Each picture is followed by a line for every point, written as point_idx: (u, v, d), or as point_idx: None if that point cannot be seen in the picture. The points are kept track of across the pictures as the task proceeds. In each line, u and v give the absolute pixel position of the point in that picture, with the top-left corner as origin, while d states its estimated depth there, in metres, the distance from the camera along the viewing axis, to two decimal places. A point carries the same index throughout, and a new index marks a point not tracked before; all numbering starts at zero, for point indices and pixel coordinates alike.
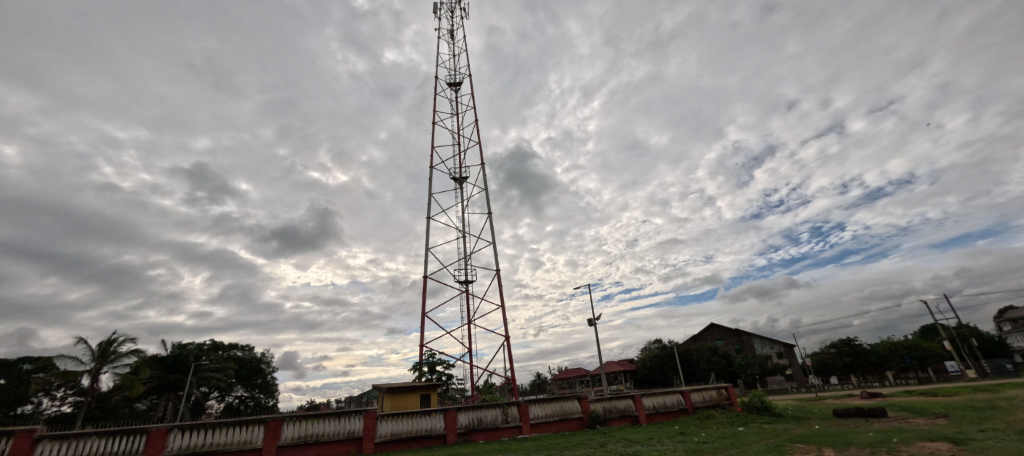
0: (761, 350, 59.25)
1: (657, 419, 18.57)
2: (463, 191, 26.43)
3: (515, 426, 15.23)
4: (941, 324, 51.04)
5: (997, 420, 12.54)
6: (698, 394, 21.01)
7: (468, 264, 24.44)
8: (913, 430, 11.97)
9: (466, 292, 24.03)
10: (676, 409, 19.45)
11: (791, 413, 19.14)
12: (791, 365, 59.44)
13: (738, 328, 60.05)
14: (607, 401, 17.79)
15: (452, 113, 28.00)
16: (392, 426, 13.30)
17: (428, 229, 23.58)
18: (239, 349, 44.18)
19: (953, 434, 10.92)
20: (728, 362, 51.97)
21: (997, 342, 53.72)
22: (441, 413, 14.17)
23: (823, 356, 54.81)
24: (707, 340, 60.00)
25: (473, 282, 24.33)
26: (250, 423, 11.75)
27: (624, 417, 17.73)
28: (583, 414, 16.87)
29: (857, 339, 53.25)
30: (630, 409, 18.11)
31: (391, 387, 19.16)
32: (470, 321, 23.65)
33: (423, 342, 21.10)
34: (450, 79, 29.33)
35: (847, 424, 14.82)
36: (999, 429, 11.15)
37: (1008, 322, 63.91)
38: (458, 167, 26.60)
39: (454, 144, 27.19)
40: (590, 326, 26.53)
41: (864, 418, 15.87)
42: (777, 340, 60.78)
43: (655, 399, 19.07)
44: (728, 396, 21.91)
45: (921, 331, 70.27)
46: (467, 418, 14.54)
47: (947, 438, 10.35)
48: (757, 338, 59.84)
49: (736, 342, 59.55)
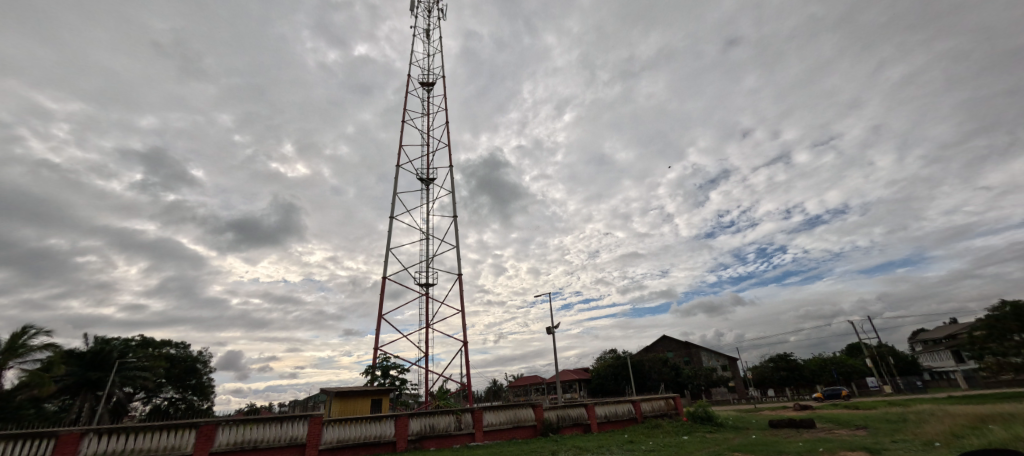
0: (708, 363, 62.29)
1: (607, 428, 19.01)
2: (429, 193, 26.06)
3: (467, 434, 15.06)
4: (865, 343, 55.92)
5: (907, 431, 13.87)
6: (648, 403, 21.73)
7: (428, 267, 23.92)
8: (839, 440, 12.93)
9: (424, 294, 23.47)
10: (626, 418, 20.00)
11: (732, 424, 20.19)
12: (733, 377, 62.84)
13: (687, 341, 62.77)
14: (561, 409, 18.03)
15: (423, 113, 28.72)
16: (339, 432, 12.78)
17: (391, 229, 22.65)
18: (173, 347, 41.03)
19: (870, 444, 11.90)
20: (677, 373, 54.16)
21: (910, 360, 59.37)
22: (392, 419, 13.80)
23: (762, 369, 58.10)
24: (658, 351, 62.35)
25: (433, 285, 23.81)
26: (179, 427, 10.96)
27: (576, 425, 18.02)
28: (536, 421, 16.99)
29: (792, 355, 56.92)
30: (583, 418, 18.45)
31: (340, 391, 18.39)
32: (429, 324, 23.20)
33: (377, 345, 20.45)
34: (424, 78, 29.18)
35: (781, 434, 15.92)
36: (909, 440, 12.42)
37: (919, 343, 70.55)
38: (426, 168, 26.23)
39: (423, 145, 28.02)
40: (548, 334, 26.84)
41: (795, 428, 17.02)
42: (723, 354, 64.07)
43: (607, 409, 19.52)
44: (675, 406, 22.74)
45: (849, 348, 76.31)
46: (419, 425, 14.23)
47: (865, 448, 11.29)
48: (704, 351, 62.86)
49: (685, 354, 62.16)
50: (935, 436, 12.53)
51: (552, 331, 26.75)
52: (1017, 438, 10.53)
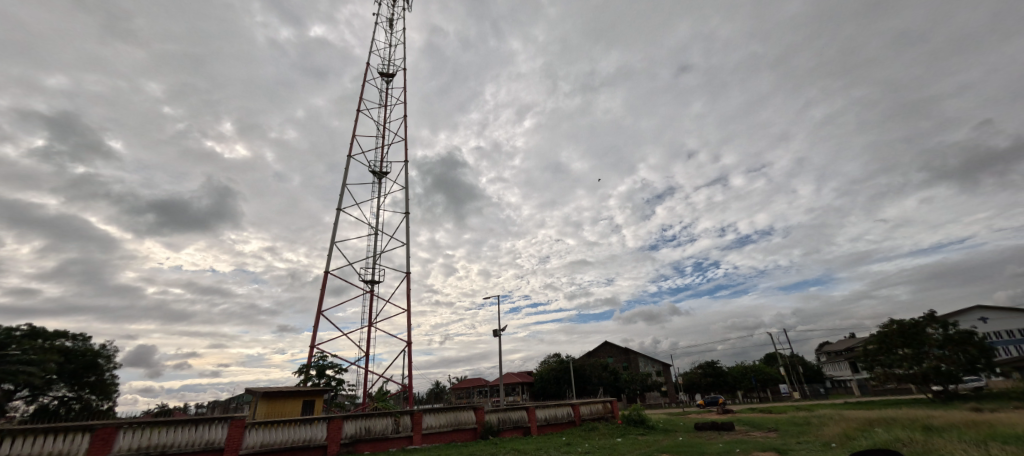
0: (644, 368, 65.40)
1: (546, 430, 19.33)
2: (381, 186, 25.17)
3: (404, 437, 14.67)
4: (780, 353, 61.52)
5: (810, 434, 15.42)
6: (587, 406, 22.39)
7: (376, 263, 22.86)
8: (753, 442, 14.11)
9: (369, 292, 22.56)
10: (565, 421, 20.46)
11: (661, 426, 21.36)
12: (666, 382, 66.46)
13: (626, 347, 65.53)
14: (502, 412, 18.08)
15: (381, 105, 27.46)
16: (263, 436, 11.94)
17: (337, 221, 21.13)
18: (69, 339, 36.35)
19: (779, 446, 13.08)
20: (615, 378, 56.35)
21: (816, 369, 66.11)
22: (325, 422, 13.13)
23: (692, 375, 61.99)
24: (599, 357, 64.56)
25: (378, 282, 22.96)
26: (71, 431, 9.70)
27: (516, 428, 18.16)
28: (477, 424, 16.91)
29: (718, 362, 61.26)
30: (523, 420, 18.63)
31: (268, 392, 17.19)
32: (372, 323, 22.34)
33: (314, 343, 19.39)
34: (384, 68, 28.26)
35: (704, 436, 17.10)
36: (811, 441, 13.83)
37: (824, 354, 78.73)
38: (380, 160, 25.29)
39: (378, 137, 26.50)
40: (495, 336, 26.87)
41: (717, 430, 18.30)
42: (658, 360, 67.55)
43: (547, 412, 19.86)
44: (612, 410, 23.65)
45: (767, 357, 83.53)
46: (353, 428, 13.64)
47: (774, 449, 12.39)
48: (642, 357, 65.95)
49: (624, 359, 64.84)
50: (833, 438, 14.08)
51: (498, 334, 26.83)
52: (896, 440, 12.03)
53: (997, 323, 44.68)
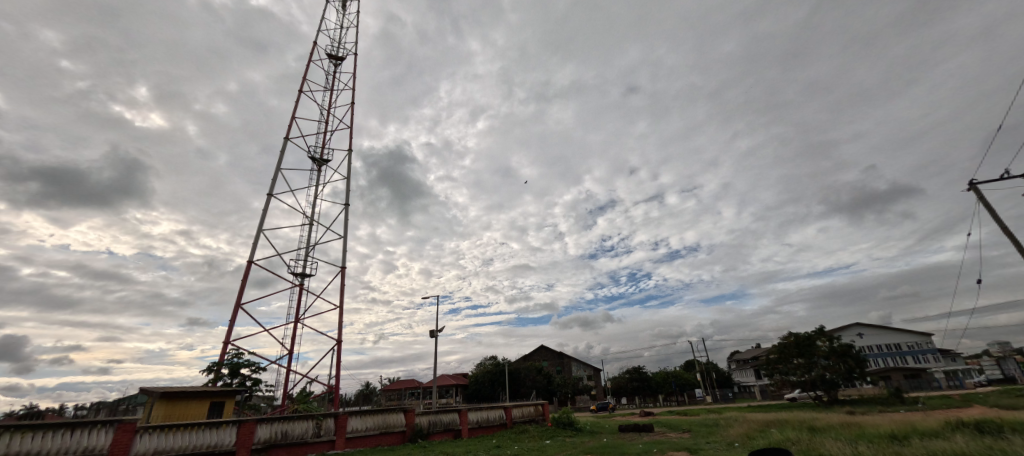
0: (576, 372, 67.61)
1: (477, 433, 19.25)
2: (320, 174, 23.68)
3: (326, 441, 13.86)
4: (698, 360, 66.58)
5: (719, 435, 16.80)
6: (519, 409, 22.64)
7: (308, 256, 21.22)
8: (669, 443, 15.11)
9: (298, 286, 21.06)
10: (496, 423, 20.53)
11: (588, 428, 22.17)
12: (595, 386, 69.19)
13: (561, 352, 67.36)
14: (433, 414, 17.73)
15: (326, 87, 25.06)
16: (159, 441, 10.67)
17: (265, 208, 19.22)
18: None
19: (692, 446, 14.07)
20: (549, 381, 57.59)
21: (727, 376, 72.41)
22: (235, 425, 12.05)
23: (620, 380, 65.14)
24: (535, 360, 65.71)
25: (309, 277, 21.42)
26: None
27: (447, 431, 17.87)
28: (406, 427, 16.41)
29: (644, 368, 64.93)
30: (454, 423, 18.39)
31: (167, 392, 15.39)
32: (299, 319, 20.81)
33: (228, 339, 17.70)
34: (333, 50, 26.71)
35: (626, 438, 18.03)
36: (719, 441, 15.09)
37: (734, 362, 86.57)
38: (321, 146, 23.82)
39: (320, 122, 24.32)
40: (432, 337, 26.30)
41: (638, 432, 19.35)
42: (590, 365, 70.17)
43: (479, 414, 19.80)
44: (543, 412, 24.14)
45: (686, 364, 90.05)
46: (268, 432, 12.65)
47: (687, 449, 13.30)
48: (575, 361, 68.13)
49: (558, 363, 66.55)
50: (737, 438, 15.50)
51: (435, 335, 26.28)
52: (788, 440, 13.46)
53: (871, 338, 51.91)
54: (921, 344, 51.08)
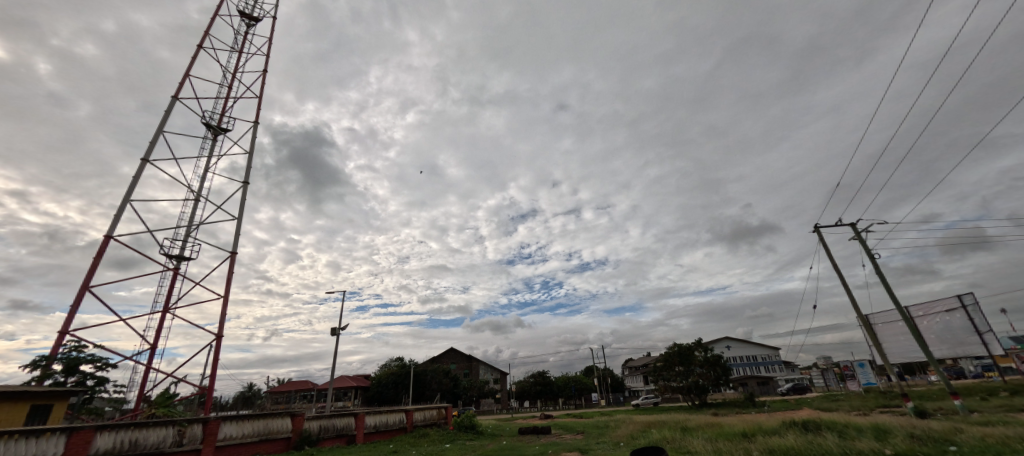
0: (483, 376, 68.06)
1: (373, 438, 18.36)
2: (214, 142, 20.76)
3: (189, 451, 12.12)
4: (596, 366, 71.26)
5: (608, 436, 18.15)
6: (421, 413, 22.15)
7: (190, 236, 18.31)
8: (562, 444, 15.93)
9: (173, 269, 18.24)
10: (396, 427, 19.82)
11: (489, 431, 22.46)
12: (501, 389, 70.29)
13: (470, 355, 67.36)
14: (325, 419, 16.55)
15: (234, 49, 22.43)
16: None
17: (139, 174, 16.41)
18: None
19: (583, 447, 14.99)
20: (455, 384, 57.18)
21: (620, 381, 78.57)
22: (64, 435, 10.01)
23: (524, 384, 67.04)
24: (443, 363, 64.78)
25: (188, 260, 18.63)
26: None
27: (339, 437, 16.79)
28: (292, 433, 15.09)
29: (548, 373, 67.64)
30: (349, 428, 17.38)
31: None
32: (169, 308, 17.98)
33: (68, 329, 14.66)
34: (246, 9, 23.97)
35: (524, 440, 18.68)
36: (607, 442, 16.33)
37: (627, 369, 94.25)
38: (219, 113, 21.00)
39: (222, 85, 21.53)
40: (332, 335, 24.59)
41: (536, 434, 20.10)
42: (497, 369, 71.15)
43: (377, 418, 18.96)
44: (445, 416, 23.91)
45: (586, 369, 95.85)
46: (111, 442, 10.71)
47: (579, 449, 14.12)
48: (483, 365, 68.59)
49: (466, 366, 66.41)
50: (623, 438, 16.88)
51: (336, 333, 24.64)
52: (665, 440, 15.00)
53: (737, 350, 60.23)
54: (771, 356, 60.66)
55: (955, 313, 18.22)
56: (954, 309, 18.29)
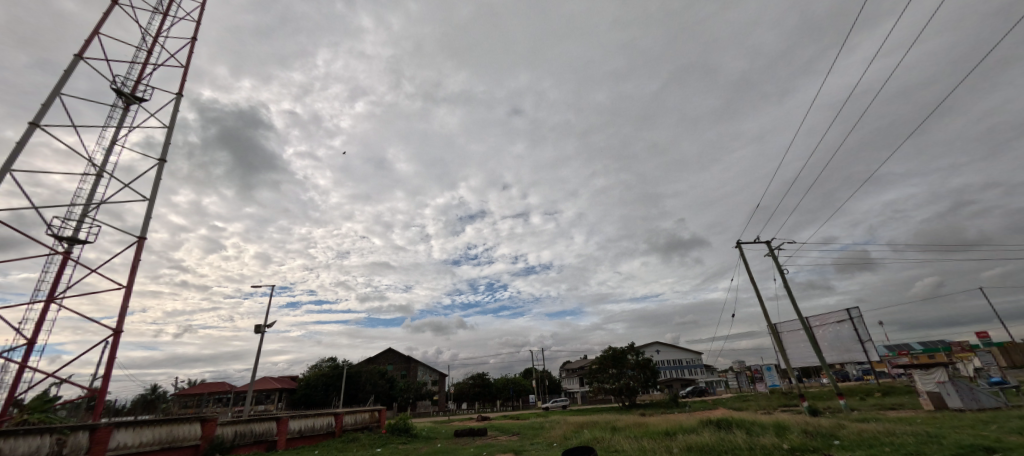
0: (421, 377, 66.59)
1: (296, 444, 17.32)
2: (124, 111, 18.42)
3: None
4: (535, 368, 72.53)
5: (541, 437, 18.57)
6: (351, 416, 21.25)
7: (86, 216, 16.07)
8: (496, 446, 16.06)
9: (63, 253, 15.98)
10: (323, 432, 18.86)
11: (423, 434, 22.06)
12: (439, 391, 69.18)
13: (409, 356, 65.66)
14: (242, 424, 15.34)
15: (158, 11, 20.19)
16: None
17: (25, 140, 14.16)
18: None
19: (517, 448, 15.19)
20: (391, 386, 55.47)
21: (556, 383, 80.61)
22: None
23: (463, 386, 66.56)
24: (379, 364, 62.55)
25: (82, 243, 16.38)
26: None
27: (257, 443, 15.63)
28: (201, 440, 13.80)
29: (487, 374, 67.73)
30: (269, 434, 16.28)
31: None
32: (55, 297, 15.67)
33: None
34: None
35: (459, 442, 18.60)
36: (542, 443, 16.70)
37: (564, 371, 96.95)
38: (133, 79, 18.70)
39: (139, 49, 19.25)
40: (256, 332, 22.86)
41: (472, 436, 20.09)
42: (436, 370, 69.95)
43: (302, 422, 17.89)
44: (378, 419, 23.16)
45: (525, 371, 97.22)
46: None
47: (512, 450, 14.29)
48: (421, 366, 67.13)
49: (403, 367, 64.64)
50: (556, 439, 17.37)
51: (261, 331, 22.93)
52: (595, 440, 15.66)
53: (665, 354, 64.25)
54: (694, 360, 65.45)
55: (844, 324, 20.84)
56: (843, 321, 20.92)
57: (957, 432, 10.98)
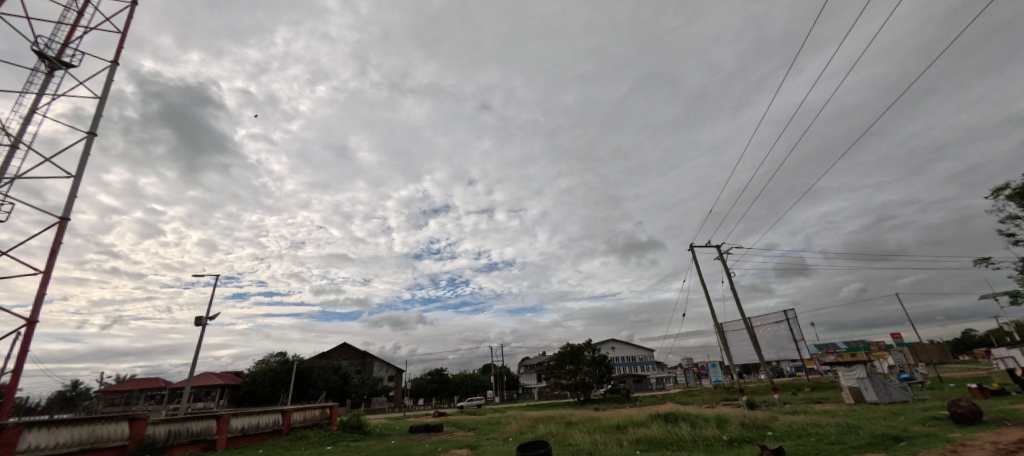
0: (377, 373, 65.03)
1: (238, 443, 16.47)
2: (46, 77, 16.65)
3: None
4: (494, 364, 72.87)
5: (497, 432, 18.74)
6: (300, 413, 20.50)
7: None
8: (452, 441, 16.06)
9: None
10: (268, 430, 18.06)
11: (378, 430, 21.67)
12: (395, 387, 67.90)
13: (364, 351, 63.95)
14: (178, 423, 14.39)
15: None
16: None
17: None
18: None
19: (472, 443, 15.24)
20: (345, 382, 53.95)
21: (515, 378, 81.44)
22: None
23: (420, 381, 65.74)
24: (333, 359, 60.59)
25: None
26: None
27: (194, 443, 14.72)
28: (130, 440, 12.82)
29: (446, 370, 67.30)
30: (208, 433, 15.38)
31: None
32: None
33: None
34: None
35: (413, 439, 18.42)
36: (497, 437, 16.90)
37: (523, 367, 98.05)
38: (59, 42, 16.94)
39: (68, 10, 17.50)
40: (197, 325, 21.50)
41: (427, 432, 19.91)
42: (392, 365, 68.55)
43: (245, 420, 17.04)
44: (329, 416, 22.49)
45: (484, 367, 97.42)
46: None
47: (468, 446, 14.32)
48: (378, 361, 65.57)
49: (358, 363, 62.91)
50: (512, 434, 17.62)
51: (203, 323, 21.58)
52: (550, 434, 16.04)
53: (620, 350, 66.48)
54: (647, 357, 68.21)
55: (781, 324, 22.48)
56: (781, 321, 22.55)
57: (871, 422, 12.20)
